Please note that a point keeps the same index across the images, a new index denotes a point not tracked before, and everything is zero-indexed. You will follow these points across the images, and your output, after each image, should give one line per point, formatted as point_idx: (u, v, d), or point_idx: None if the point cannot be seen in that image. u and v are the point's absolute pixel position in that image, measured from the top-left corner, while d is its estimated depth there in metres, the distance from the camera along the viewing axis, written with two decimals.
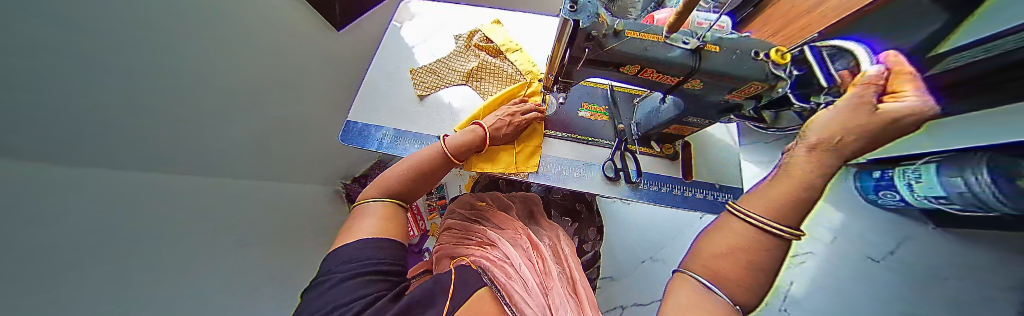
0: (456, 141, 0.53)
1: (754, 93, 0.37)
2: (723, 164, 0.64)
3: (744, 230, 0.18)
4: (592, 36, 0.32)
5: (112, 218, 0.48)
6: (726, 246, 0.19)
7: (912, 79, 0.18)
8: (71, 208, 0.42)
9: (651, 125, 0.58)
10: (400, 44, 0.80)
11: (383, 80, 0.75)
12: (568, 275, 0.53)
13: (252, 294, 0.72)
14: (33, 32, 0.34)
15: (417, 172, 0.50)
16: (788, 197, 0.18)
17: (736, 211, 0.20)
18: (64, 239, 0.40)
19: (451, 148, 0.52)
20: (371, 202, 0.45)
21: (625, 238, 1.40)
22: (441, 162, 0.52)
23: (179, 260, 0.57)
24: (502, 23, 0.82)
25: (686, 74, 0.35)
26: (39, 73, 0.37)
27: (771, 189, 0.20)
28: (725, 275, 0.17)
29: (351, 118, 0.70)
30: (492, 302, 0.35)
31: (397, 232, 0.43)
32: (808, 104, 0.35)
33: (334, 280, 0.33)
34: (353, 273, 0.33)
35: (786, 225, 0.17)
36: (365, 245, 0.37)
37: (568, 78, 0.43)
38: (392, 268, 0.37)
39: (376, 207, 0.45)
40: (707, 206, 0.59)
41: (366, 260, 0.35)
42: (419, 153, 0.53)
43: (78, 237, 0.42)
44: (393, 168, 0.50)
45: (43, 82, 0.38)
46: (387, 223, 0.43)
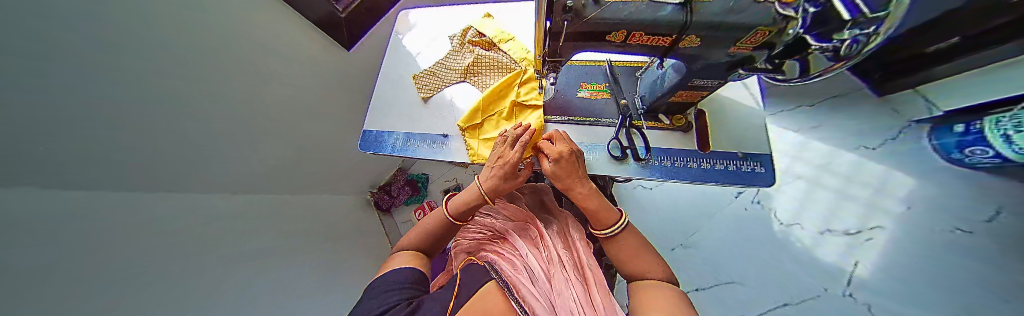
0: (455, 203, 0.55)
1: (763, 42, 0.34)
2: (750, 129, 0.58)
3: None
4: (570, 8, 0.32)
5: (174, 233, 0.51)
6: None
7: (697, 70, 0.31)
8: (138, 226, 0.45)
9: (655, 96, 0.55)
10: (402, 52, 0.85)
11: (390, 88, 0.80)
12: (574, 259, 0.54)
13: (308, 294, 0.78)
14: (77, 54, 0.35)
15: (429, 234, 0.54)
16: None
17: None
18: (139, 255, 0.43)
19: (451, 211, 0.54)
20: (395, 260, 0.50)
21: (650, 225, 1.33)
22: (448, 228, 0.55)
23: (238, 268, 0.61)
24: (493, 16, 0.83)
25: (676, 33, 0.34)
26: (100, 99, 0.39)
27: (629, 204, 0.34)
28: None
29: (367, 127, 0.76)
30: (501, 293, 0.38)
31: (421, 266, 0.48)
32: (827, 44, 0.31)
33: (369, 299, 0.38)
34: (382, 291, 0.39)
35: None
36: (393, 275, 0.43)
37: (556, 57, 0.43)
38: (415, 287, 0.41)
39: (401, 261, 0.49)
40: (732, 177, 0.54)
41: (394, 281, 0.41)
42: (426, 221, 0.56)
43: (154, 249, 0.46)
44: (409, 235, 0.55)
45: (104, 106, 0.40)
46: (414, 260, 0.49)
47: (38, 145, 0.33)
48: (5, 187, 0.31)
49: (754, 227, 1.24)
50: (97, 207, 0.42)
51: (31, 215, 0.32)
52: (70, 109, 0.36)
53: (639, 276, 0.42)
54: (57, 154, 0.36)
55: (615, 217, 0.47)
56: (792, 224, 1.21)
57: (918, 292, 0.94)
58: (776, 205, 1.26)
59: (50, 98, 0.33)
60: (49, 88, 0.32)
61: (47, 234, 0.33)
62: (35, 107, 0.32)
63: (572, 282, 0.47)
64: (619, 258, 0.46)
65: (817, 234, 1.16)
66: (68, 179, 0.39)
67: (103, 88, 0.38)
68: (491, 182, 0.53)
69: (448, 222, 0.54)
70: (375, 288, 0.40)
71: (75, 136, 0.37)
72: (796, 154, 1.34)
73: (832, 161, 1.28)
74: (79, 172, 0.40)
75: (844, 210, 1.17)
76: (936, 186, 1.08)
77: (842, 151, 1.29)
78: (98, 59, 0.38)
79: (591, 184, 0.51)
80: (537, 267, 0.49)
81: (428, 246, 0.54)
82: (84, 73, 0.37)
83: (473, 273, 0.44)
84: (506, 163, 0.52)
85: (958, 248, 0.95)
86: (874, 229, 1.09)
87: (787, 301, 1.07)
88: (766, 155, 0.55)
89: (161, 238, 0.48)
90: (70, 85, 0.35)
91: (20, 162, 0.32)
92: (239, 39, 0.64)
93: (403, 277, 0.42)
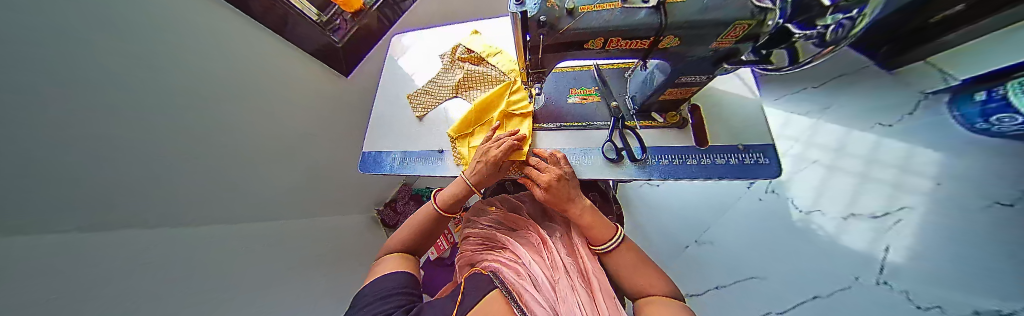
0: (443, 196, 0.57)
1: (743, 35, 0.33)
2: (749, 120, 0.57)
3: None
4: (544, 22, 0.33)
5: (179, 268, 0.52)
6: None
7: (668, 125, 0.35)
8: (140, 264, 0.46)
9: (646, 95, 0.54)
10: (397, 74, 0.88)
11: (386, 110, 0.82)
12: (578, 265, 0.52)
13: None
14: (71, 104, 0.36)
15: (419, 230, 0.55)
16: None
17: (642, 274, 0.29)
18: (140, 293, 0.43)
19: (439, 204, 0.56)
20: (385, 259, 0.50)
21: (662, 223, 1.29)
22: (436, 219, 0.57)
23: (240, 300, 0.61)
24: (480, 33, 0.86)
25: (654, 35, 0.34)
26: (89, 143, 0.40)
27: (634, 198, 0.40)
28: None
29: (366, 149, 0.77)
30: (503, 302, 0.38)
31: (409, 268, 0.49)
32: (812, 30, 0.30)
33: (361, 307, 0.38)
34: (376, 297, 0.39)
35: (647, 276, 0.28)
36: (384, 281, 0.43)
37: (539, 69, 0.44)
38: (409, 292, 0.42)
39: (391, 261, 0.49)
40: (734, 171, 0.52)
41: (387, 286, 0.41)
42: (420, 214, 0.57)
43: (156, 287, 0.46)
44: (401, 228, 0.56)
45: (98, 151, 0.41)
46: (402, 262, 0.49)
47: (37, 191, 0.34)
48: (11, 234, 0.32)
49: (772, 218, 1.18)
50: (100, 249, 0.42)
51: (40, 259, 0.33)
52: (69, 153, 0.37)
53: (641, 293, 0.44)
54: (52, 201, 0.36)
55: (610, 233, 0.49)
56: (813, 211, 1.14)
57: (963, 276, 0.90)
58: (794, 193, 1.19)
59: (40, 145, 0.33)
60: (44, 136, 0.33)
61: (57, 276, 0.34)
62: (31, 154, 0.32)
63: (578, 291, 0.45)
64: (619, 273, 0.48)
65: (841, 220, 1.10)
66: (75, 219, 0.40)
67: (85, 132, 0.39)
68: (478, 178, 0.56)
69: (437, 214, 0.56)
70: (366, 296, 0.40)
71: (65, 183, 0.38)
72: (808, 138, 1.28)
73: (847, 141, 1.22)
74: (84, 213, 0.41)
75: (867, 192, 1.11)
76: (971, 160, 1.05)
77: (857, 130, 1.23)
78: (96, 103, 0.39)
79: (585, 201, 0.52)
80: (540, 274, 0.47)
81: (415, 245, 0.55)
82: (85, 122, 0.38)
83: (477, 281, 0.44)
84: (490, 161, 0.54)
85: (995, 223, 0.94)
86: (903, 211, 1.04)
87: (815, 294, 1.01)
88: (769, 145, 0.53)
89: (162, 274, 0.48)
90: (66, 130, 0.36)
91: (23, 209, 0.33)
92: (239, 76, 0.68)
93: (395, 282, 0.42)
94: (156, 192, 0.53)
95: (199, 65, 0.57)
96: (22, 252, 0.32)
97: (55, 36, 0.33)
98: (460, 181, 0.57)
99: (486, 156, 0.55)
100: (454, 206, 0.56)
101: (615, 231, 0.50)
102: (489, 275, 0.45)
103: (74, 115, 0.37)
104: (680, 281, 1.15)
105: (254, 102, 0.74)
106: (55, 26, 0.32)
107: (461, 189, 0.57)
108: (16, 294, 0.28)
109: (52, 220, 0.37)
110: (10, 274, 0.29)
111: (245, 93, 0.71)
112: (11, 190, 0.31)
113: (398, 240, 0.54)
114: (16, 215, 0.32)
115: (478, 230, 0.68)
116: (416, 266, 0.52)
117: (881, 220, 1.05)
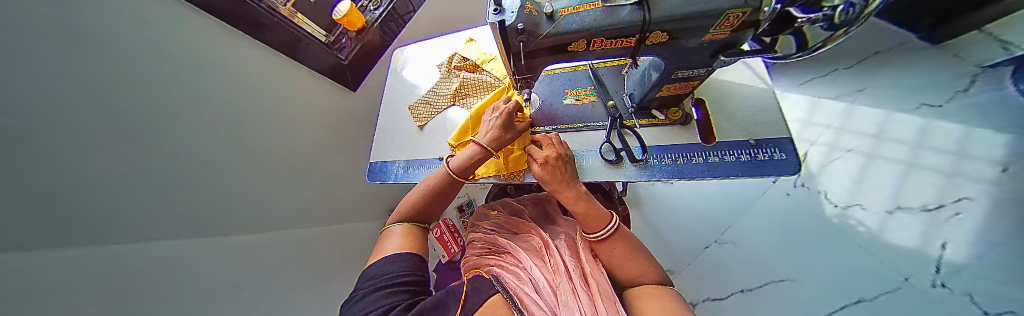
0: (459, 162, 0.57)
1: (740, 24, 0.31)
2: (761, 111, 0.53)
3: None
4: (523, 29, 0.33)
5: (227, 272, 0.58)
6: None
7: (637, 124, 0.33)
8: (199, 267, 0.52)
9: (644, 92, 0.52)
10: (398, 86, 0.91)
11: (390, 121, 0.85)
12: (580, 267, 0.50)
13: None
14: (104, 126, 0.40)
15: (429, 199, 0.56)
16: None
17: None
18: (193, 294, 0.48)
19: (455, 170, 0.56)
20: (394, 226, 0.52)
21: (677, 223, 1.21)
22: (444, 186, 0.57)
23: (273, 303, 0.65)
24: (475, 40, 0.87)
25: (639, 31, 0.32)
26: (127, 164, 0.44)
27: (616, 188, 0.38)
28: None
29: (373, 159, 0.80)
30: (504, 305, 0.38)
31: (417, 249, 0.49)
32: (816, 14, 0.28)
33: (367, 295, 0.38)
34: (379, 287, 0.39)
35: None
36: (390, 264, 0.43)
37: (526, 74, 0.43)
38: (413, 278, 0.42)
39: (399, 231, 0.52)
40: (743, 168, 0.48)
41: (390, 275, 0.41)
42: (431, 178, 0.58)
43: (207, 289, 0.51)
44: (410, 195, 0.57)
45: (138, 170, 0.46)
46: (409, 243, 0.49)
47: (95, 206, 0.39)
48: (92, 240, 0.38)
49: (802, 215, 1.08)
50: (171, 252, 0.49)
51: (114, 264, 0.39)
52: (125, 167, 0.44)
53: (631, 280, 0.43)
54: (117, 213, 0.42)
55: (604, 222, 0.45)
56: (850, 205, 1.03)
57: None
58: (827, 187, 1.09)
59: (84, 166, 0.37)
60: (81, 158, 0.37)
61: (126, 270, 0.40)
62: (81, 173, 0.37)
63: (579, 294, 0.42)
64: (609, 264, 0.46)
65: (884, 215, 0.98)
66: (141, 230, 0.46)
67: (119, 154, 0.43)
68: (492, 134, 0.55)
69: (451, 179, 0.57)
70: (372, 283, 0.40)
71: (115, 199, 0.42)
72: (844, 124, 1.16)
73: (890, 127, 1.09)
74: (163, 213, 0.50)
75: (915, 183, 0.98)
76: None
77: (902, 113, 1.10)
78: (113, 125, 0.41)
79: (583, 188, 0.49)
80: (541, 278, 0.47)
81: (419, 219, 0.55)
82: (113, 147, 0.42)
83: (477, 283, 0.44)
84: (501, 111, 0.56)
85: None
86: (959, 202, 0.90)
87: (859, 297, 0.90)
88: (784, 139, 0.49)
89: (214, 277, 0.54)
90: (116, 150, 0.42)
91: (80, 221, 0.37)
92: (255, 95, 0.74)
93: (403, 266, 0.43)
94: (212, 201, 0.61)
95: (212, 87, 0.62)
96: (97, 260, 0.37)
97: (76, 65, 0.37)
98: (474, 144, 0.56)
99: (497, 110, 0.57)
100: (466, 170, 0.56)
101: (611, 219, 0.46)
102: (489, 279, 0.45)
103: (105, 137, 0.40)
104: (699, 283, 1.08)
105: (275, 119, 0.81)
106: (71, 57, 0.36)
107: (474, 154, 0.56)
108: (84, 299, 0.32)
109: (120, 231, 0.42)
110: (80, 269, 0.34)
111: (264, 109, 0.77)
112: (66, 202, 0.34)
113: (406, 213, 0.54)
114: (77, 224, 0.36)
115: (480, 235, 0.68)
116: (422, 240, 0.53)
117: (936, 213, 0.91)
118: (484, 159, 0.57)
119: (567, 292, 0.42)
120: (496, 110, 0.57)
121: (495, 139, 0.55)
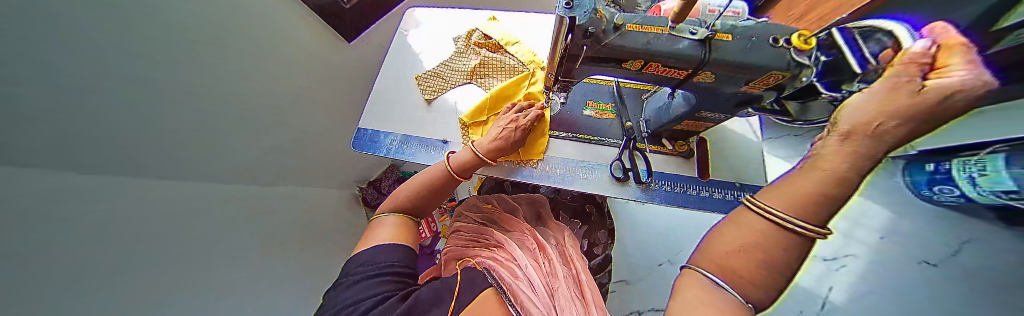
0: (459, 160, 0.55)
1: (774, 84, 0.34)
2: (750, 161, 0.60)
3: (761, 225, 0.17)
4: (590, 33, 0.32)
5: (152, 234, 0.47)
6: (740, 242, 0.18)
7: (968, 50, 0.15)
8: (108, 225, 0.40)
9: (661, 122, 0.55)
10: (408, 50, 0.82)
11: (391, 88, 0.77)
12: (573, 276, 0.52)
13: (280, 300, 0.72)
14: None
15: (430, 188, 0.52)
16: (816, 193, 0.16)
17: (753, 206, 0.18)
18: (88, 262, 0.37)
19: (455, 166, 0.54)
20: (386, 216, 0.48)
21: (641, 240, 1.34)
22: (447, 181, 0.54)
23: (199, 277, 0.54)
24: (499, 20, 0.83)
25: (694, 68, 0.33)
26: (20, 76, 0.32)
27: (795, 179, 0.18)
28: (738, 273, 0.17)
29: (363, 126, 0.72)
30: (497, 303, 0.36)
31: (409, 240, 0.45)
32: (837, 94, 0.32)
33: (354, 284, 0.35)
34: (369, 274, 0.36)
35: (814, 223, 0.15)
36: (382, 250, 0.40)
37: (568, 77, 0.42)
38: (403, 268, 0.39)
39: (390, 220, 0.47)
40: (726, 206, 0.55)
41: (381, 264, 0.38)
42: (428, 171, 0.55)
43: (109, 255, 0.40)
44: (407, 183, 0.53)
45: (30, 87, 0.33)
46: (401, 233, 0.45)
47: None
48: None
49: None
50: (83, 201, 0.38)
51: None
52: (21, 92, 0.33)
53: None
54: None
55: None
56: None
57: None
58: None
59: None
60: None
61: None
62: None
63: (574, 299, 0.44)
64: None
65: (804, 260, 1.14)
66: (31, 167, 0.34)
67: None
68: (497, 142, 0.54)
69: (450, 176, 0.54)
70: (362, 268, 0.37)
71: None
72: None
73: None
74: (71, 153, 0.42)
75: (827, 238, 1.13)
76: None
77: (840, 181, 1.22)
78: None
79: None
80: (536, 279, 0.46)
81: (418, 204, 0.51)
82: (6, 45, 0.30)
83: (472, 275, 0.41)
84: (518, 126, 0.56)
85: None
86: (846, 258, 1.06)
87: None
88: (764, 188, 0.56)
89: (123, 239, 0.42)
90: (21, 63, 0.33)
91: None
92: (236, 23, 0.63)
93: (392, 256, 0.39)
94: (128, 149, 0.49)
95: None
96: None
97: None
98: (477, 144, 0.55)
99: (515, 124, 0.57)
100: (468, 170, 0.55)
101: None
102: (483, 271, 0.42)
103: None
104: (648, 295, 1.22)
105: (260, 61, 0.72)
106: None
107: (478, 155, 0.54)
108: None
109: None
110: None
111: (244, 42, 0.66)
112: None
113: (399, 200, 0.50)
114: None
115: (469, 225, 0.67)
116: (415, 233, 0.49)
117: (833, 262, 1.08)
118: (484, 162, 0.56)
119: (565, 298, 0.43)
120: (507, 118, 0.57)
121: (500, 144, 0.55)
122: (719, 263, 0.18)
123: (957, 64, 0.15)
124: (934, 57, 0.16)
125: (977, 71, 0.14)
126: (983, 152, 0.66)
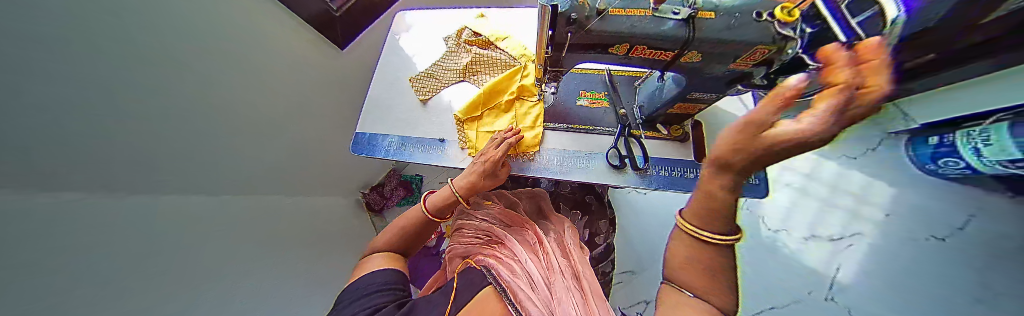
0: (433, 200, 0.54)
1: (761, 59, 0.35)
2: None
3: (692, 242, 0.20)
4: (574, 20, 0.32)
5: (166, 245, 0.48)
6: (687, 262, 0.21)
7: (853, 95, 0.11)
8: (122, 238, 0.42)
9: (654, 107, 0.55)
10: (400, 52, 0.83)
11: (386, 91, 0.77)
12: (574, 269, 0.52)
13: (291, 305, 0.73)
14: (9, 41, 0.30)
15: (410, 229, 0.52)
16: (715, 209, 0.20)
17: (682, 228, 0.21)
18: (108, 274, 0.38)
19: (430, 208, 0.53)
20: (373, 256, 0.48)
21: (644, 230, 1.33)
22: (425, 224, 0.53)
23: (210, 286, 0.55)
24: (487, 16, 0.83)
25: (679, 48, 0.34)
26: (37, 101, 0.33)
27: (704, 181, 0.21)
28: (696, 288, 0.19)
29: (361, 130, 0.73)
30: (496, 300, 0.37)
31: (400, 265, 0.46)
32: (825, 63, 0.31)
33: (351, 304, 0.36)
34: (364, 293, 0.37)
35: (715, 231, 0.19)
36: (376, 272, 0.41)
37: (557, 67, 0.43)
38: (397, 286, 0.40)
39: (379, 257, 0.47)
40: None
41: (376, 282, 0.39)
42: (408, 213, 0.55)
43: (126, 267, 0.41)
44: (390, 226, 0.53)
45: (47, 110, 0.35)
46: (392, 260, 0.46)
47: None
48: None
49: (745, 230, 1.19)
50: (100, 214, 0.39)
51: None
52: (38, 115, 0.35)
53: None
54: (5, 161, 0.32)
55: None
56: (780, 230, 1.14)
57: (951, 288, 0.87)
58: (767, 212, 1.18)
59: None
60: None
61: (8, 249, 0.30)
62: None
63: (572, 291, 0.44)
64: None
65: (802, 240, 1.09)
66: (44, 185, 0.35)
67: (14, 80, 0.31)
68: (471, 179, 0.54)
69: (429, 220, 0.53)
70: (357, 290, 0.38)
71: None
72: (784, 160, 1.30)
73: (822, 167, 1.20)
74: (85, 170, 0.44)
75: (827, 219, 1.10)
76: None
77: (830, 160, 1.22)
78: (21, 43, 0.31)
79: None
80: (536, 273, 0.47)
81: (406, 245, 0.51)
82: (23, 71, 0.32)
83: (471, 277, 0.43)
84: (489, 160, 0.53)
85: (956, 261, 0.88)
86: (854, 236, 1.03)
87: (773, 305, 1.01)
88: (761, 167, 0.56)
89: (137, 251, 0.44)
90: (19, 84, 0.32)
91: None
92: (236, 35, 0.64)
93: (386, 276, 0.41)
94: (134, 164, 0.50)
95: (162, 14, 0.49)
96: None
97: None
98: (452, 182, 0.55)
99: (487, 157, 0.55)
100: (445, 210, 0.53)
101: None
102: (483, 269, 0.45)
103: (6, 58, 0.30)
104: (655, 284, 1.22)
105: (268, 77, 0.76)
106: None
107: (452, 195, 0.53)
108: None
109: None
110: None
111: (250, 54, 0.69)
112: None
113: (387, 238, 0.51)
114: None
115: (471, 223, 0.68)
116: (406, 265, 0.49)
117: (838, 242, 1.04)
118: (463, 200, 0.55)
119: (564, 291, 0.43)
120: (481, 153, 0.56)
121: (475, 181, 0.54)
122: (682, 281, 0.20)
123: (829, 109, 0.12)
124: (836, 93, 0.12)
125: (822, 127, 0.12)
126: (987, 121, 0.65)
